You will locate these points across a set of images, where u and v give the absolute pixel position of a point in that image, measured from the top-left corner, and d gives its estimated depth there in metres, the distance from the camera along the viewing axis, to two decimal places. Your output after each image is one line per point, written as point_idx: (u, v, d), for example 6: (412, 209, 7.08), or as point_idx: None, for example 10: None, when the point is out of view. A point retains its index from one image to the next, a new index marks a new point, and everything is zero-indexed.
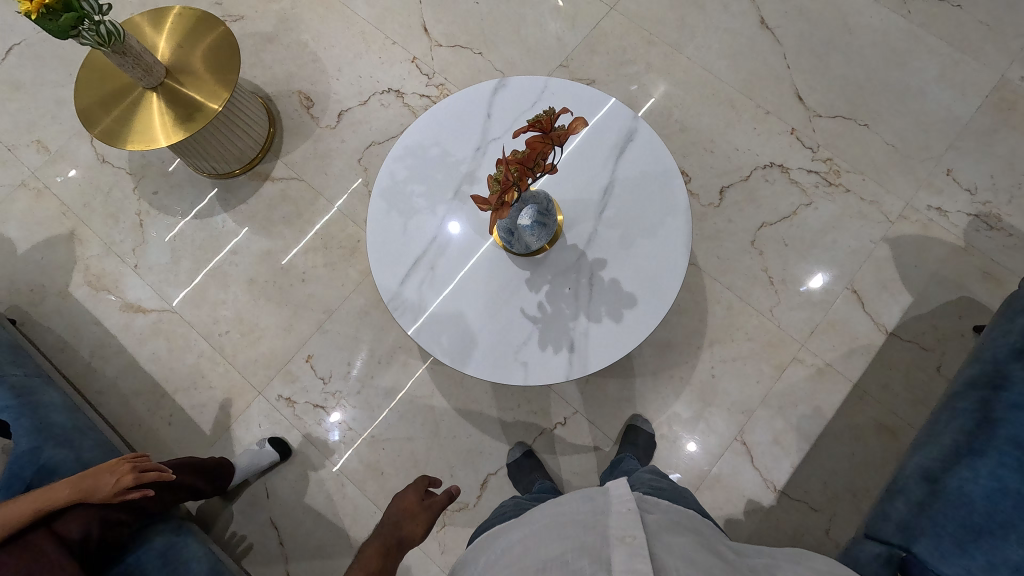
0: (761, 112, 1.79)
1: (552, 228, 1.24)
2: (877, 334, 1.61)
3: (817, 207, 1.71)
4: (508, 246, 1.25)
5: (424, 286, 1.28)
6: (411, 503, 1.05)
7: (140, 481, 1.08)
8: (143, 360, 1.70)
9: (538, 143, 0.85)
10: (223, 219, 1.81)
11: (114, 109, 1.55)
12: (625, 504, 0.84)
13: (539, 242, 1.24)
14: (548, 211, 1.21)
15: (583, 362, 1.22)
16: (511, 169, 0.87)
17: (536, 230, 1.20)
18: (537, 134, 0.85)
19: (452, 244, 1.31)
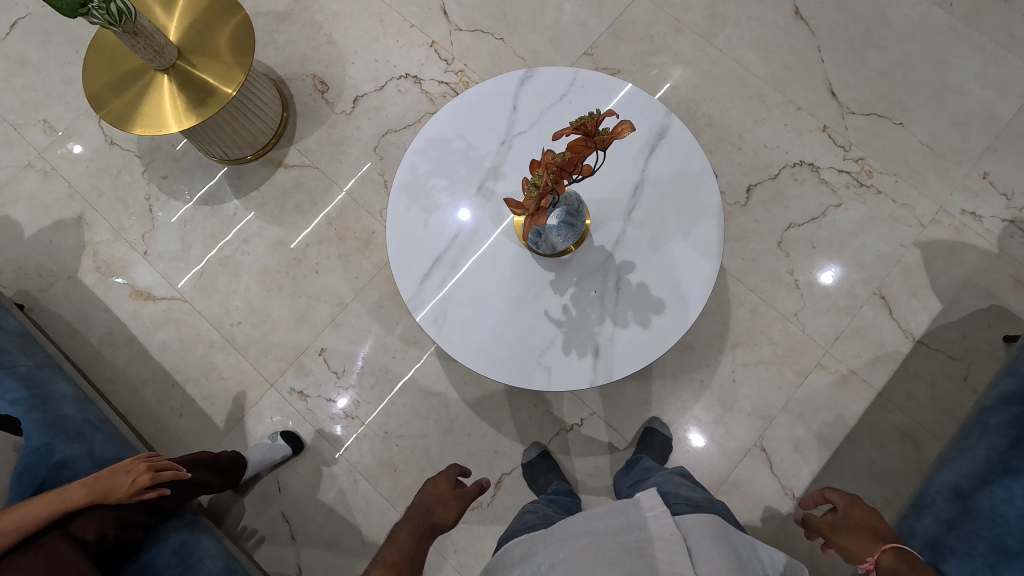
0: (792, 107, 1.73)
1: (580, 229, 1.20)
2: (903, 341, 1.57)
3: (847, 209, 1.66)
4: (533, 246, 1.20)
5: (445, 286, 1.24)
6: (444, 492, 1.17)
7: (155, 481, 1.07)
8: (153, 348, 1.67)
9: (579, 147, 0.80)
10: (234, 206, 1.76)
11: (125, 92, 1.49)
12: (664, 527, 0.88)
13: (565, 243, 1.20)
14: (577, 212, 1.17)
15: (608, 368, 1.19)
16: (549, 172, 0.82)
17: (564, 232, 1.17)
18: (578, 138, 0.80)
19: (474, 242, 1.26)
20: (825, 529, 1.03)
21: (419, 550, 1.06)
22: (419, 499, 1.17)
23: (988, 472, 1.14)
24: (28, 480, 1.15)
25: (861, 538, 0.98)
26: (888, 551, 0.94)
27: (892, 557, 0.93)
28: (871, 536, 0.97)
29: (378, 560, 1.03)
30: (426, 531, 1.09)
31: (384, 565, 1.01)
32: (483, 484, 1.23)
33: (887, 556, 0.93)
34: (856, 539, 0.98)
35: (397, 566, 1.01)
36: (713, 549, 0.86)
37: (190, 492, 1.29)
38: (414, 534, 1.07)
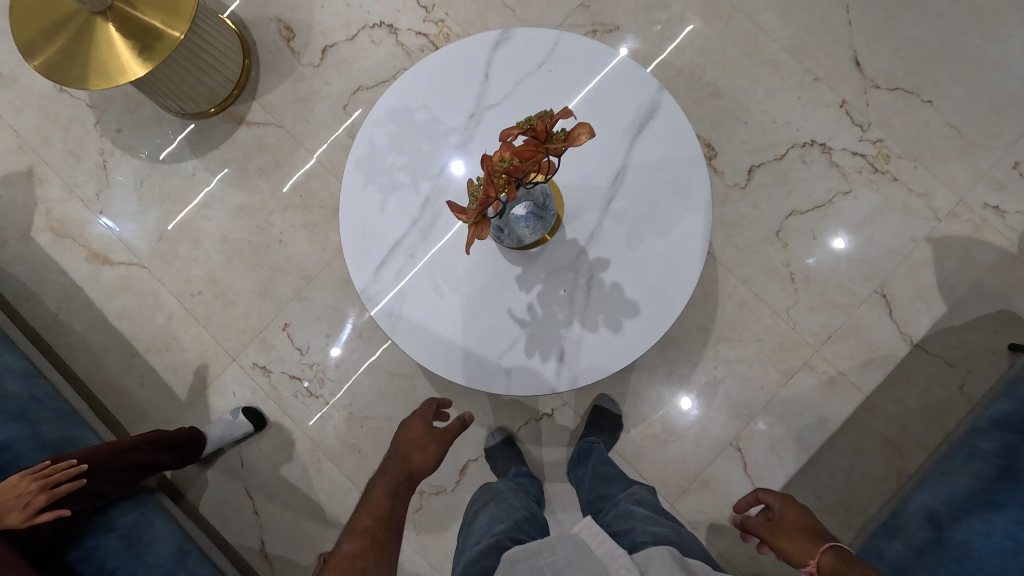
0: (809, 77, 1.54)
1: (550, 222, 1.08)
2: (899, 344, 1.47)
3: (856, 197, 1.51)
4: (497, 239, 1.08)
5: (402, 279, 1.15)
6: (420, 436, 1.11)
7: (51, 499, 1.01)
8: (111, 315, 1.60)
9: (532, 151, 0.70)
10: (193, 165, 1.64)
11: (58, 40, 1.34)
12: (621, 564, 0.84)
13: (533, 237, 1.08)
14: (546, 205, 1.05)
15: (573, 375, 1.10)
16: (495, 178, 0.71)
17: (531, 224, 1.05)
18: (532, 140, 0.70)
19: (435, 230, 1.15)
20: (763, 533, 0.92)
21: (397, 507, 1.00)
22: (391, 453, 1.10)
23: (970, 501, 1.07)
24: None
25: (800, 540, 0.88)
26: (826, 551, 0.84)
27: (831, 557, 0.83)
28: (810, 536, 0.87)
29: (351, 526, 0.96)
30: (403, 486, 1.03)
31: (356, 533, 0.94)
32: (464, 420, 1.17)
33: (826, 557, 0.84)
34: (794, 541, 0.88)
35: (373, 531, 0.94)
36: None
37: (138, 475, 1.25)
38: (391, 494, 1.00)
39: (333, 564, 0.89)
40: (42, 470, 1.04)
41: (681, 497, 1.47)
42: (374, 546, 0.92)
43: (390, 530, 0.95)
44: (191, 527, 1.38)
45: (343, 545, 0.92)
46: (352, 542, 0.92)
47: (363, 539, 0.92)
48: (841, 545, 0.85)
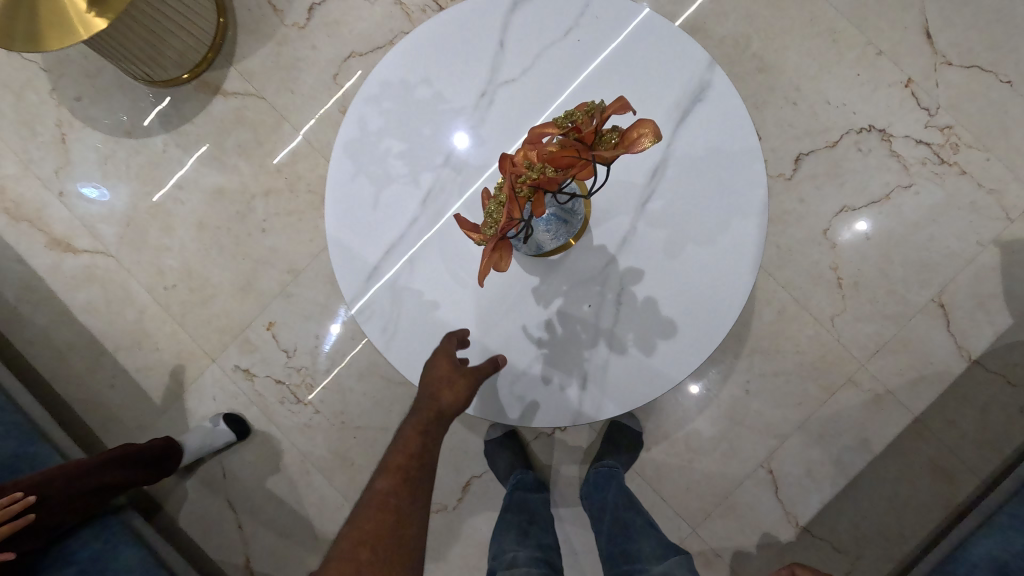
0: (871, 51, 1.33)
1: (576, 223, 0.90)
2: (956, 360, 1.32)
3: (917, 192, 1.32)
4: (512, 247, 0.91)
5: (399, 284, 0.98)
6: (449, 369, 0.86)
7: None
8: (76, 310, 1.44)
9: (573, 156, 0.59)
10: (163, 141, 1.45)
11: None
12: None
13: (555, 243, 0.91)
14: (575, 209, 0.87)
15: (596, 405, 0.94)
16: (521, 188, 0.62)
17: (553, 229, 0.87)
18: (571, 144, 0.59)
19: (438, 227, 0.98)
20: None
21: (435, 440, 0.86)
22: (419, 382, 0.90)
23: None
24: None
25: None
26: None
27: None
28: None
29: (383, 462, 0.85)
30: (436, 423, 0.86)
31: (388, 471, 0.83)
32: (497, 362, 0.92)
33: None
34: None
35: (405, 473, 0.83)
36: None
37: (103, 497, 1.13)
38: (426, 432, 0.85)
39: (365, 502, 0.82)
40: None
41: (705, 522, 1.34)
42: (406, 490, 0.81)
43: (424, 469, 0.84)
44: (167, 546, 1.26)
45: (374, 486, 0.82)
46: (385, 481, 0.82)
47: (394, 480, 0.82)
48: None
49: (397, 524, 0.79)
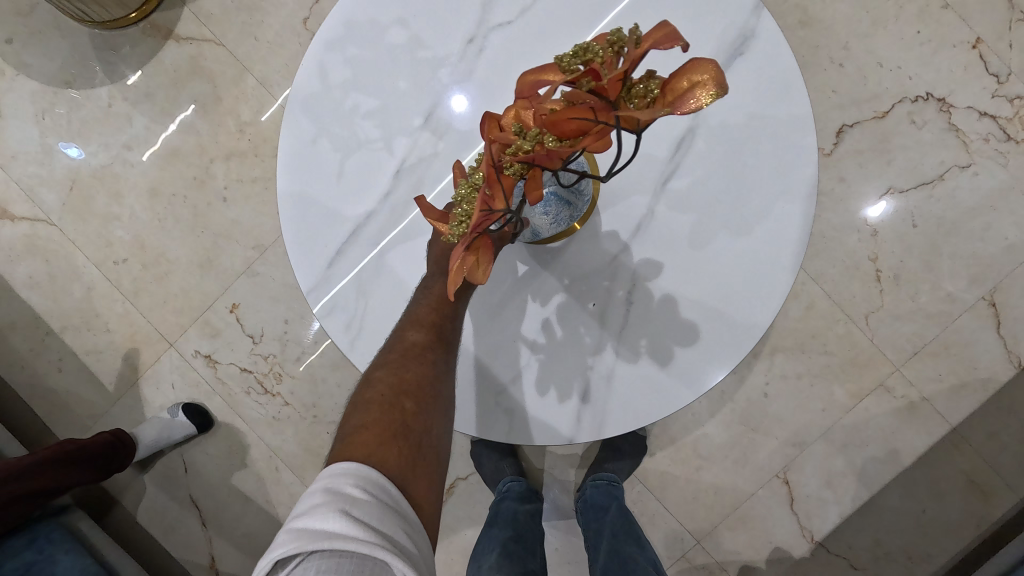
0: (935, 4, 1.13)
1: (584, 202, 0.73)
2: (1004, 366, 1.17)
3: (976, 173, 1.14)
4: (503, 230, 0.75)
5: (367, 272, 0.81)
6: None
7: None
8: (16, 284, 1.28)
9: (583, 120, 0.42)
10: (108, 93, 1.26)
11: None
12: None
13: (554, 229, 0.75)
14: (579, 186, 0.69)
15: (598, 421, 0.79)
16: (509, 164, 0.46)
17: (554, 213, 0.70)
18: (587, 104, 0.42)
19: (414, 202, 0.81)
20: None
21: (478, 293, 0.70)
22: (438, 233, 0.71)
23: None
24: None
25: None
26: None
27: None
28: None
29: (410, 313, 0.67)
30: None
31: (420, 324, 0.66)
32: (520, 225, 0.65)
33: None
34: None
35: (438, 330, 0.66)
36: None
37: (37, 502, 1.01)
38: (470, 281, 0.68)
39: (393, 358, 0.64)
40: None
41: (711, 534, 1.22)
42: (443, 348, 0.66)
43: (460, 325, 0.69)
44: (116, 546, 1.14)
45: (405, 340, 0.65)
46: (419, 336, 0.65)
47: (431, 334, 0.66)
48: None
49: (436, 382, 0.64)
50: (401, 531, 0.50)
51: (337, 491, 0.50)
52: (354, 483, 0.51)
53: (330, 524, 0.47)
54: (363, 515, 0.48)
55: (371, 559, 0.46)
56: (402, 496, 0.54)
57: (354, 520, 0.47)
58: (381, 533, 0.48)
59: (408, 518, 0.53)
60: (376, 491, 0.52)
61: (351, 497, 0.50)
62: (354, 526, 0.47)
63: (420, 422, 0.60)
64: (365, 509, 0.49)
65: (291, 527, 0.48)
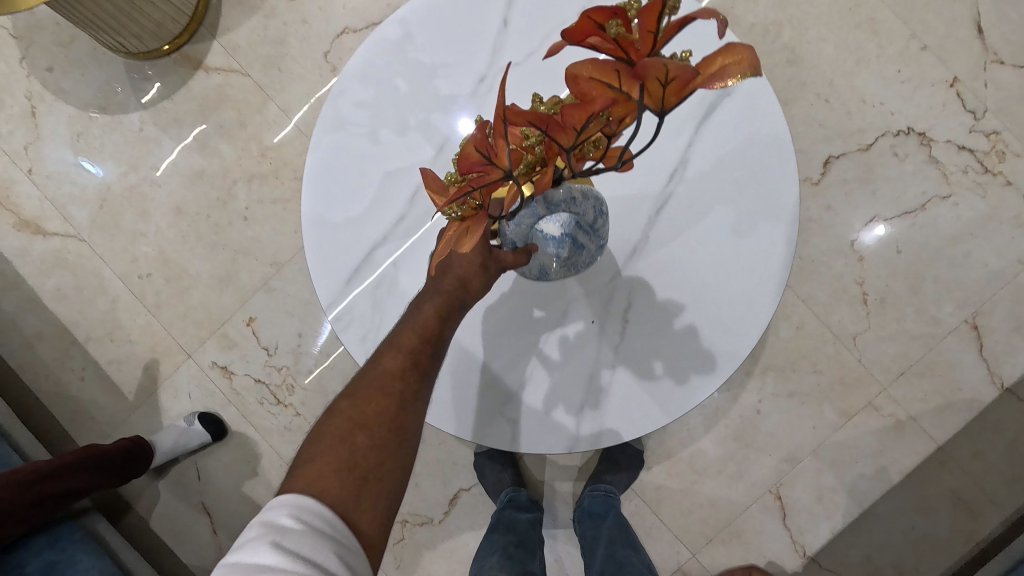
0: (914, 46, 1.21)
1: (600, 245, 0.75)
2: (987, 388, 1.21)
3: (956, 203, 1.21)
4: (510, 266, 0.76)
5: (380, 289, 0.88)
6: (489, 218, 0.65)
7: None
8: (45, 296, 1.35)
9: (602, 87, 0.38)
10: (140, 118, 1.34)
11: None
12: None
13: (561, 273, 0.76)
14: (592, 225, 0.71)
15: (596, 432, 0.84)
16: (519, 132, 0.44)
17: (568, 252, 0.72)
18: (609, 70, 0.38)
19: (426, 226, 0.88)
20: None
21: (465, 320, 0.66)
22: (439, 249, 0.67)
23: None
24: None
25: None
26: None
27: None
28: None
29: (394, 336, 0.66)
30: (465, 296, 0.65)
31: (399, 351, 0.64)
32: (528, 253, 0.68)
33: None
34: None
35: (414, 359, 0.64)
36: None
37: (53, 509, 1.04)
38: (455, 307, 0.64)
39: (368, 379, 0.64)
40: None
41: (706, 546, 1.26)
42: (415, 377, 0.64)
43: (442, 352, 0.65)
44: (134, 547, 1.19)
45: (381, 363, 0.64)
46: (395, 362, 0.64)
47: (407, 361, 0.64)
48: None
49: (401, 414, 0.62)
50: (333, 558, 0.52)
51: (272, 523, 0.53)
52: (288, 514, 0.54)
53: (260, 556, 0.50)
54: (294, 544, 0.51)
55: None
56: (341, 526, 0.56)
57: (285, 552, 0.50)
58: (311, 561, 0.51)
59: (346, 543, 0.55)
60: (311, 520, 0.54)
61: (284, 527, 0.53)
62: (282, 558, 0.50)
63: (375, 454, 0.60)
64: (298, 539, 0.52)
65: (229, 561, 0.52)
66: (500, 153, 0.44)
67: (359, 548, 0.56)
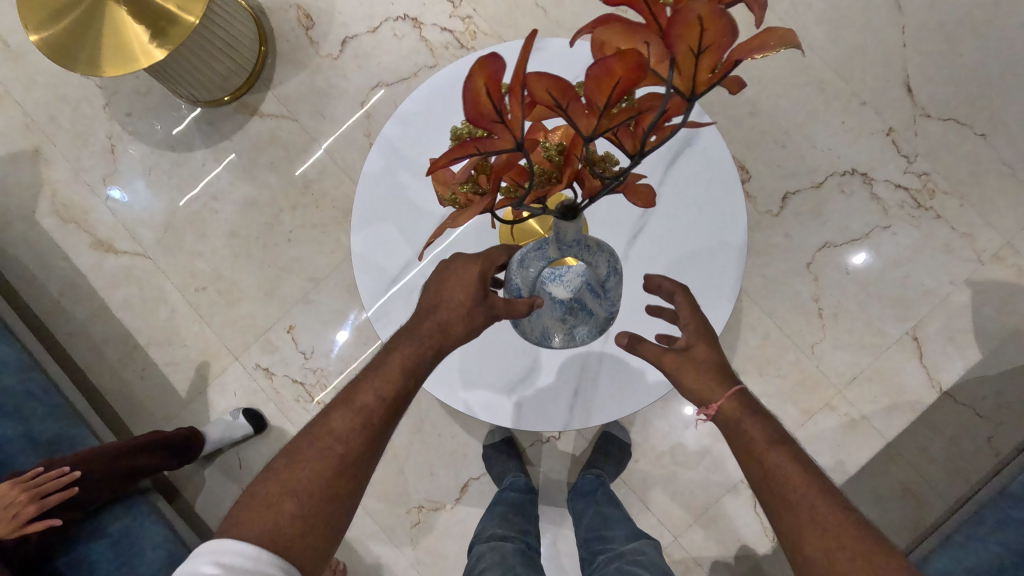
0: (855, 101, 1.45)
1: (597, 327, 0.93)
2: (928, 391, 1.40)
3: (895, 232, 1.43)
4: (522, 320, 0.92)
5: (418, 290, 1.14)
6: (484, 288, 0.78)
7: (41, 510, 0.97)
8: (113, 306, 1.57)
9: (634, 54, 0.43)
10: (202, 155, 1.58)
11: (102, 13, 1.26)
12: None
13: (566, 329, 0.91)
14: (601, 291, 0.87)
15: (585, 414, 1.04)
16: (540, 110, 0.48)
17: (572, 320, 0.89)
18: (638, 41, 0.43)
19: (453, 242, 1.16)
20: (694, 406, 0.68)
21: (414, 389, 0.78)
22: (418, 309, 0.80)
23: None
24: None
25: (700, 376, 0.67)
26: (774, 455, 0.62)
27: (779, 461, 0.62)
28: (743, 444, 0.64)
29: (350, 395, 0.76)
30: (426, 362, 0.77)
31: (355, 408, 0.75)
32: (532, 305, 0.80)
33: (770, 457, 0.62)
34: (692, 379, 0.67)
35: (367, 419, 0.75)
36: None
37: (127, 480, 1.22)
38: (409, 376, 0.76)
39: (316, 433, 0.74)
40: (32, 479, 0.99)
41: (688, 531, 1.42)
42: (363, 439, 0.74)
43: (390, 418, 0.76)
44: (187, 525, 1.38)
45: (332, 420, 0.74)
46: (345, 421, 0.74)
47: (357, 422, 0.74)
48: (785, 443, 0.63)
49: (340, 473, 0.73)
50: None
51: (194, 572, 0.64)
52: (207, 562, 0.64)
53: None
54: None
55: None
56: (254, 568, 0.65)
57: None
58: None
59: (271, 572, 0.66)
60: (228, 562, 0.64)
61: (202, 573, 0.63)
62: None
63: (304, 511, 0.70)
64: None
65: None
66: (513, 121, 0.46)
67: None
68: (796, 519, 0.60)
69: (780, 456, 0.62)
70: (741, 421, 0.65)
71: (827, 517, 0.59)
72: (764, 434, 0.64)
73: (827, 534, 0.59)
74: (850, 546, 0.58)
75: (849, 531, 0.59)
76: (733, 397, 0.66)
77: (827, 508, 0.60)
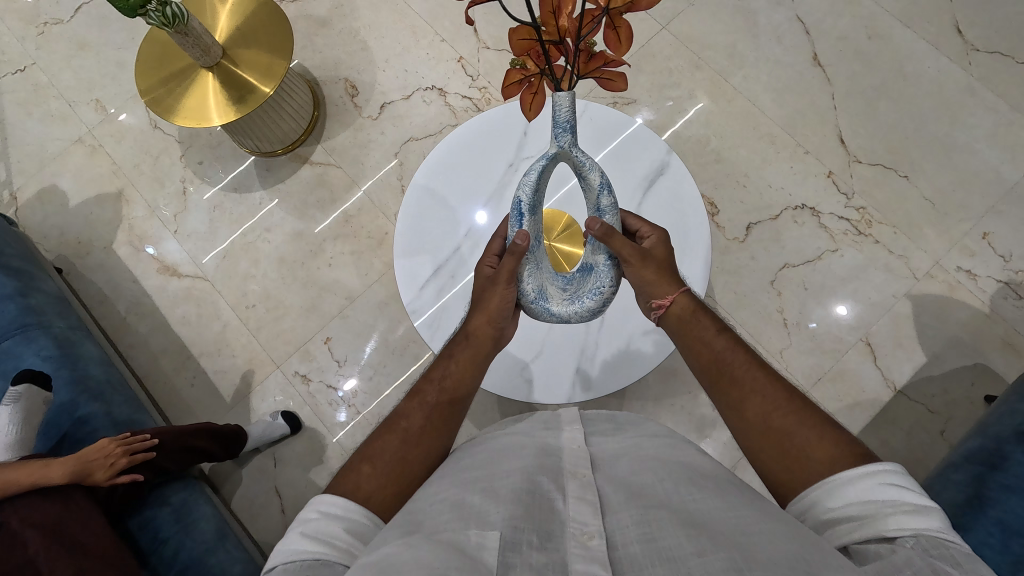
0: (800, 151, 1.78)
1: (603, 290, 0.94)
2: (885, 390, 1.61)
3: (842, 255, 1.70)
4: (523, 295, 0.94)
5: (449, 321, 1.36)
6: (493, 273, 0.93)
7: (130, 464, 1.16)
8: (173, 321, 1.80)
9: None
10: (260, 195, 1.88)
11: (197, 80, 1.60)
12: (574, 440, 0.77)
13: (563, 306, 0.95)
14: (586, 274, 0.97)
15: (585, 387, 1.27)
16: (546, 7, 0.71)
17: (573, 283, 0.97)
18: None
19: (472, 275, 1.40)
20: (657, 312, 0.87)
21: (475, 378, 0.86)
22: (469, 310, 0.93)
23: None
24: (52, 431, 1.28)
25: (662, 276, 0.88)
26: (723, 335, 0.82)
27: (726, 340, 0.82)
28: (701, 325, 0.84)
29: (416, 386, 0.83)
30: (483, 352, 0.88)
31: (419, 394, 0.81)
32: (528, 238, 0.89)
33: (721, 340, 0.82)
34: (654, 277, 0.88)
35: (433, 399, 0.81)
36: (627, 465, 0.72)
37: (190, 460, 1.38)
38: (471, 364, 0.86)
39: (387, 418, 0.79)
40: (124, 440, 1.19)
41: None
42: (436, 416, 0.79)
43: (452, 398, 0.82)
44: (238, 527, 1.55)
45: (402, 407, 0.80)
46: (415, 405, 0.80)
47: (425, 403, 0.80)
48: (725, 326, 0.84)
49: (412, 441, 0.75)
50: (344, 533, 0.63)
51: (301, 518, 0.64)
52: (311, 509, 0.65)
53: (289, 543, 0.60)
54: (314, 530, 0.62)
55: (319, 561, 0.59)
56: (351, 511, 0.65)
57: (306, 536, 0.60)
58: (325, 543, 0.60)
59: (362, 519, 0.66)
60: (329, 509, 0.65)
61: (307, 518, 0.63)
62: (307, 541, 0.60)
63: (381, 473, 0.71)
64: (322, 521, 0.63)
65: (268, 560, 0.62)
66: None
67: (375, 526, 0.66)
68: (739, 387, 0.77)
69: (726, 341, 0.81)
70: (694, 315, 0.86)
71: (761, 386, 0.76)
72: (717, 326, 0.84)
73: (760, 396, 0.75)
74: (779, 405, 0.73)
75: (779, 395, 0.74)
76: (686, 297, 0.87)
77: (761, 379, 0.77)
